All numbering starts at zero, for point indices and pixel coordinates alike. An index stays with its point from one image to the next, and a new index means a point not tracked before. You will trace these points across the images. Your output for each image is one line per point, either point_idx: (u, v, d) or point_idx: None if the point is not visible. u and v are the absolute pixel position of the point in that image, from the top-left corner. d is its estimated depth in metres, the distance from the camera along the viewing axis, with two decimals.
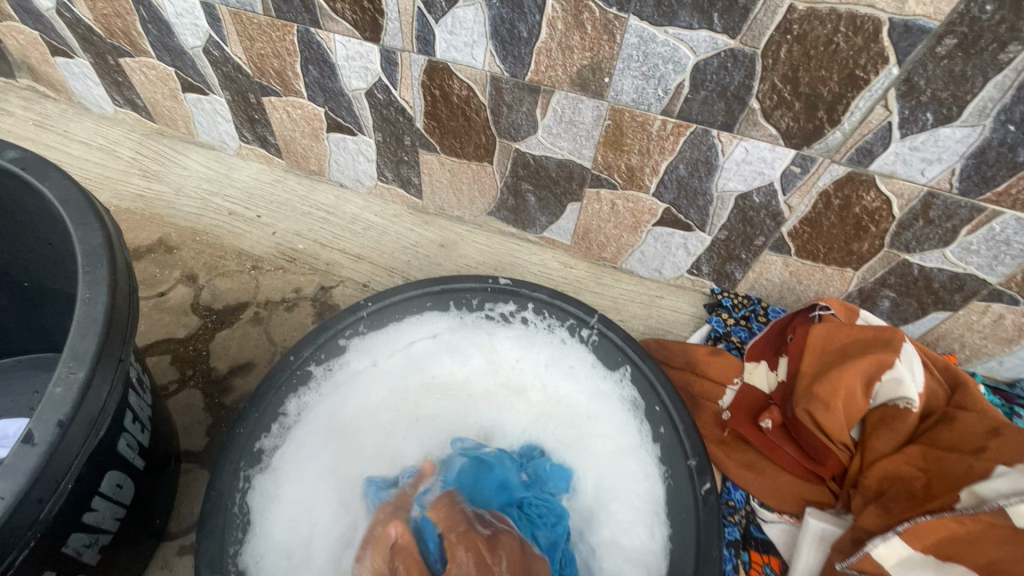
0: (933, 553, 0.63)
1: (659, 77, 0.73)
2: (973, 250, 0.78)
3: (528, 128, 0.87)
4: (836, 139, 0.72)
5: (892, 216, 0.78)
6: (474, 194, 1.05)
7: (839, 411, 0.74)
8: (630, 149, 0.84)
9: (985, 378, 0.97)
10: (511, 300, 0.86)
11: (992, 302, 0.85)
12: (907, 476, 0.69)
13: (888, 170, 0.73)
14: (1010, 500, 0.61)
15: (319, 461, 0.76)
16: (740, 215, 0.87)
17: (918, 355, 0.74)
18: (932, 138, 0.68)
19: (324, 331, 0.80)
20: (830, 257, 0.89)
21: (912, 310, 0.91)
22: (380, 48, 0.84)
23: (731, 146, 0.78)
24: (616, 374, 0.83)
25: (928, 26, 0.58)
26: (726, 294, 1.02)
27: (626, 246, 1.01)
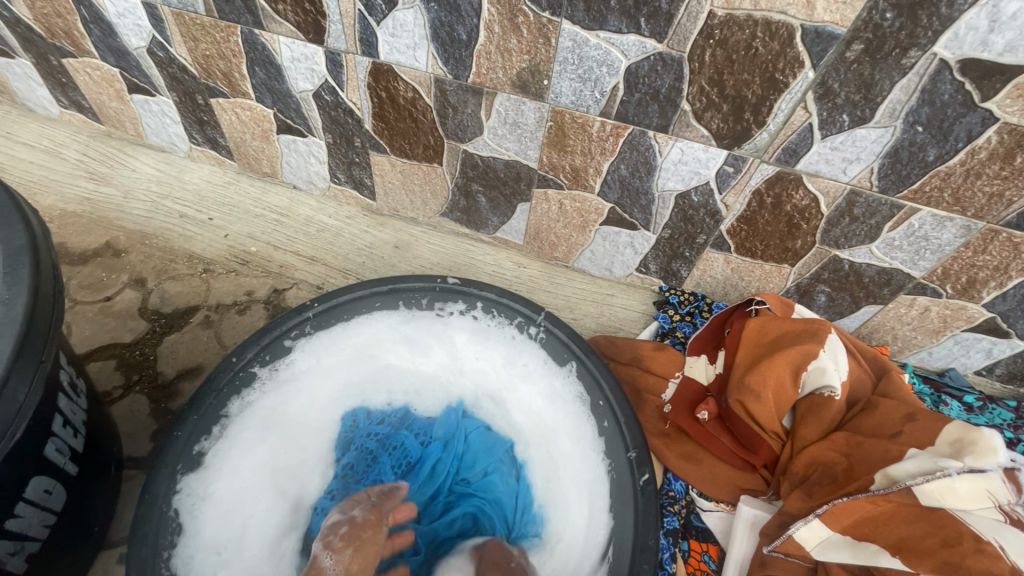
0: (850, 533, 0.66)
1: (594, 80, 0.75)
2: (896, 246, 0.82)
3: (475, 130, 0.89)
4: (763, 139, 0.75)
5: (820, 214, 0.82)
6: (427, 196, 1.06)
7: (769, 400, 0.76)
8: (573, 150, 0.86)
9: (917, 369, 1.01)
10: (460, 300, 0.88)
11: (917, 296, 0.89)
12: (831, 461, 0.72)
13: (813, 169, 0.76)
14: (916, 480, 0.65)
15: (253, 454, 0.75)
16: (681, 214, 0.90)
17: (843, 346, 0.78)
18: (850, 139, 0.71)
19: (269, 332, 0.81)
20: (768, 254, 0.92)
21: (846, 305, 0.95)
22: (325, 50, 0.85)
23: (668, 146, 0.80)
24: (564, 370, 0.84)
25: (837, 32, 0.62)
26: (673, 291, 1.04)
27: (576, 246, 1.03)
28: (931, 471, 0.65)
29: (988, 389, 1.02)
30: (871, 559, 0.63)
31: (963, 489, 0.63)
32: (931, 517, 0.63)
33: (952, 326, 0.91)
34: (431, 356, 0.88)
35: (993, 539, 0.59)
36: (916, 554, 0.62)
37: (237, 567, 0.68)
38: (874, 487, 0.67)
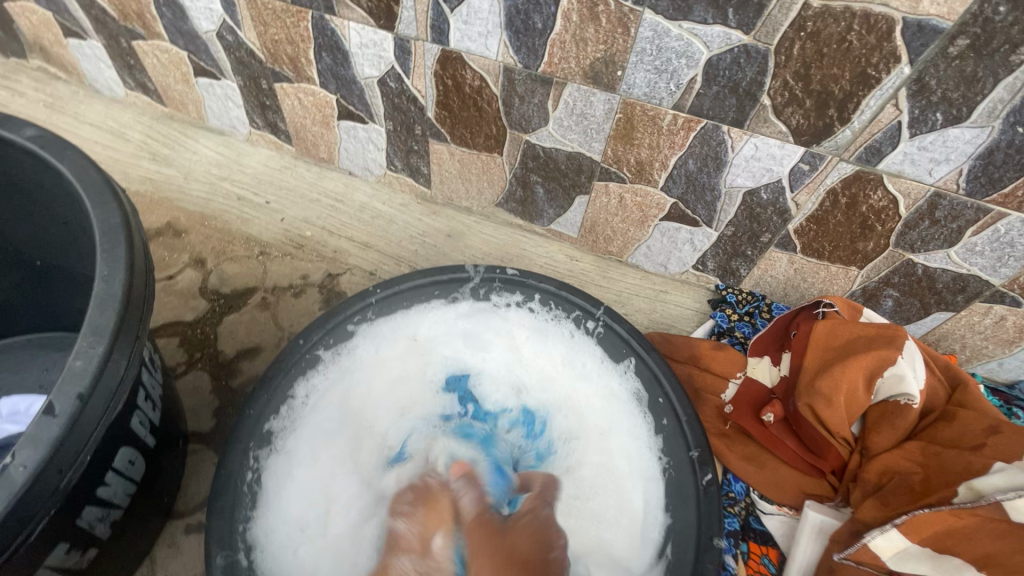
0: (935, 545, 0.64)
1: (671, 72, 0.74)
2: (977, 251, 0.79)
3: (539, 120, 0.88)
4: (846, 137, 0.72)
5: (897, 215, 0.79)
6: (483, 185, 1.05)
7: (842, 406, 0.74)
8: (640, 143, 0.85)
9: (984, 380, 0.98)
10: (518, 291, 0.90)
11: (994, 304, 0.85)
12: (906, 471, 0.71)
13: (896, 169, 0.74)
14: (1008, 494, 0.62)
15: (332, 442, 0.79)
16: (747, 211, 0.88)
17: (918, 354, 0.75)
18: (941, 139, 0.68)
19: (332, 317, 0.83)
20: (835, 256, 0.89)
21: (914, 310, 0.92)
22: (394, 37, 0.85)
23: (741, 142, 0.78)
24: (621, 366, 0.85)
25: (941, 25, 0.59)
26: (730, 290, 1.03)
27: (633, 240, 1.02)
28: (1021, 486, 0.63)
29: None
30: (954, 573, 0.62)
31: None
32: (1020, 533, 0.61)
33: None
34: (488, 344, 0.90)
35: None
36: (1002, 568, 0.60)
37: (323, 543, 0.72)
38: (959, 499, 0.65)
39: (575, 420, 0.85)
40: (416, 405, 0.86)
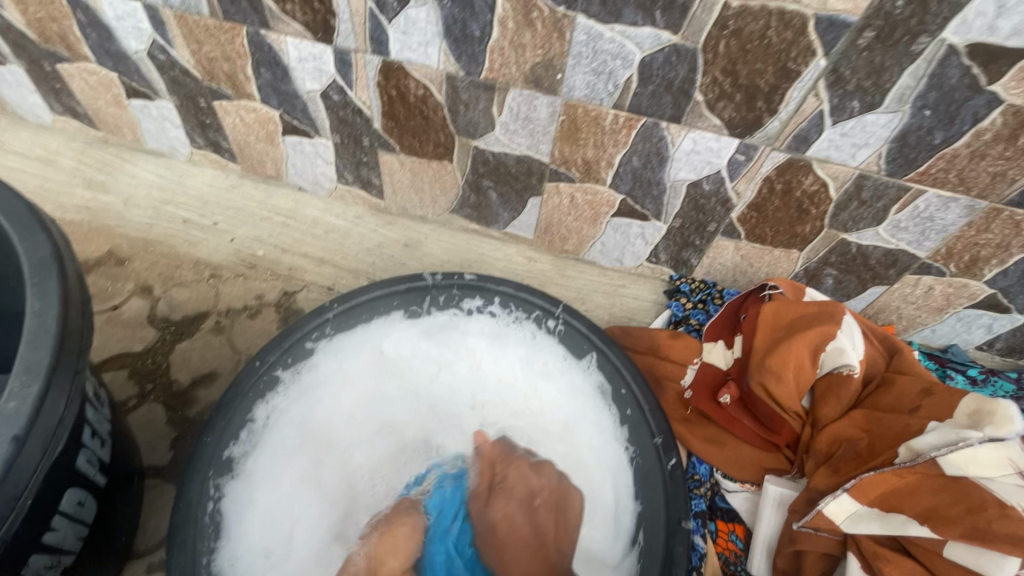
0: (881, 505, 0.68)
1: (608, 73, 0.76)
2: (902, 227, 0.85)
3: (486, 125, 0.89)
4: (775, 127, 0.77)
5: (828, 198, 0.84)
6: (436, 193, 1.05)
7: (790, 381, 0.77)
8: (585, 143, 0.87)
9: (920, 346, 1.04)
10: (478, 295, 0.91)
11: (922, 275, 0.92)
12: (853, 438, 0.74)
13: (822, 155, 0.78)
14: (941, 451, 0.66)
15: (295, 463, 0.78)
16: (692, 203, 0.92)
17: (857, 327, 0.79)
18: (860, 124, 0.73)
19: (290, 335, 0.82)
20: (777, 239, 0.94)
21: (853, 287, 0.97)
22: (333, 49, 0.84)
23: (680, 137, 0.82)
24: (583, 361, 0.88)
25: (849, 20, 0.63)
26: (683, 280, 1.06)
27: (587, 238, 1.04)
28: (952, 441, 0.67)
29: (988, 363, 1.04)
30: (898, 529, 0.65)
31: (985, 456, 0.65)
32: (955, 486, 0.65)
33: (955, 303, 0.94)
34: (452, 351, 0.91)
35: (1018, 504, 0.61)
36: (940, 519, 0.64)
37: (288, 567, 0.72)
38: (901, 459, 0.69)
39: (541, 418, 0.87)
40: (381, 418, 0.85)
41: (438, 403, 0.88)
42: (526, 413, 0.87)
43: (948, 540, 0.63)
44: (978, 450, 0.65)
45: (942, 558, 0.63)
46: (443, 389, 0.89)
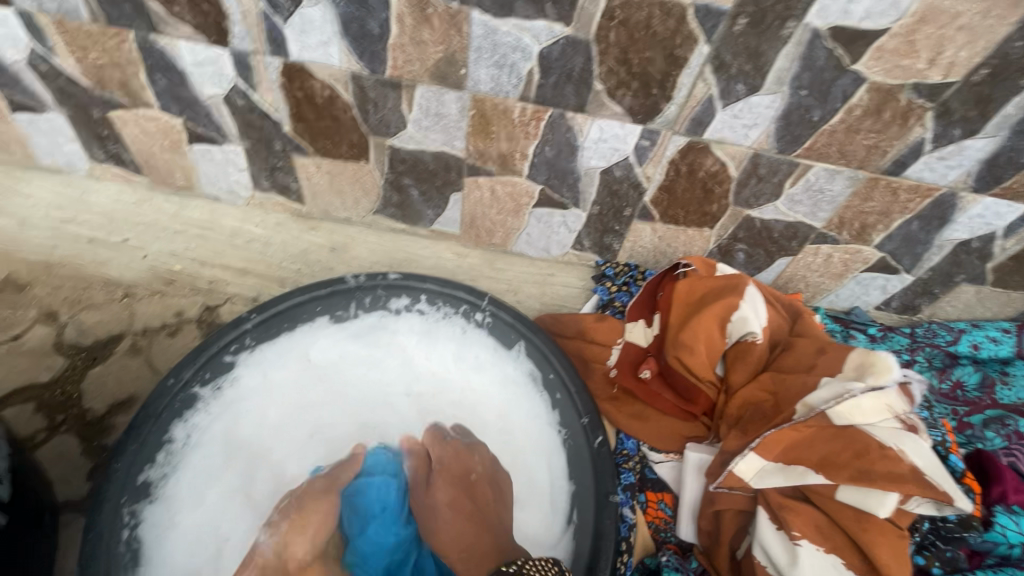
0: (784, 459, 0.73)
1: (509, 66, 0.77)
2: (797, 201, 0.91)
3: (398, 123, 0.89)
4: (672, 112, 0.80)
5: (729, 176, 0.89)
6: (358, 195, 1.04)
7: (702, 352, 0.80)
8: (498, 136, 0.88)
9: (828, 311, 1.12)
10: (404, 294, 0.91)
11: (821, 244, 0.98)
12: (760, 400, 0.78)
13: (719, 137, 0.83)
14: (829, 404, 0.71)
15: (219, 479, 0.76)
16: (606, 189, 0.95)
17: (758, 294, 0.82)
18: (747, 106, 0.78)
19: (205, 350, 0.79)
20: (689, 219, 0.98)
21: (762, 259, 1.04)
22: (230, 52, 0.81)
23: (587, 126, 0.84)
24: (513, 351, 0.89)
25: (723, 8, 0.67)
26: (608, 264, 1.09)
27: (513, 230, 1.06)
28: (840, 394, 0.71)
29: (887, 321, 1.11)
30: (800, 479, 0.71)
31: (867, 404, 0.69)
32: (844, 434, 0.70)
33: (852, 268, 1.02)
34: (383, 351, 0.90)
35: (894, 446, 0.67)
36: (832, 466, 0.70)
37: None
38: (796, 415, 0.73)
39: (477, 409, 0.87)
40: (313, 424, 0.84)
41: (372, 404, 0.87)
42: (462, 406, 0.88)
43: (840, 484, 0.69)
44: (859, 399, 0.70)
45: (836, 501, 0.69)
46: (377, 389, 0.88)
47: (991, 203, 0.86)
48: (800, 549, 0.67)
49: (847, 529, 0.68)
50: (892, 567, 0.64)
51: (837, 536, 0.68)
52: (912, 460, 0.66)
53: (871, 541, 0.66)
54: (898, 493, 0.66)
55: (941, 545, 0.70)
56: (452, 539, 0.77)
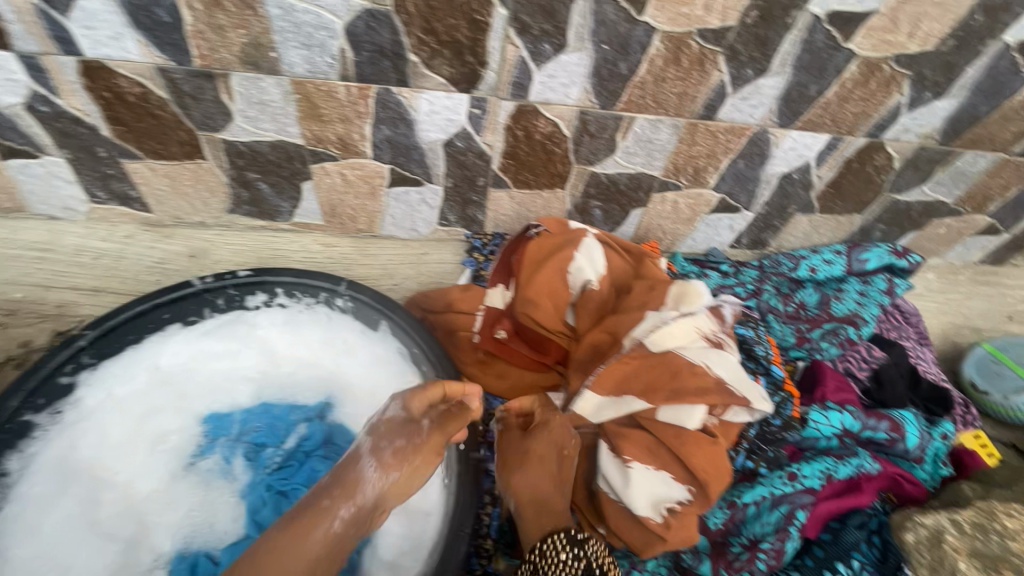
0: (614, 389, 0.77)
1: (318, 45, 0.77)
2: (632, 153, 0.96)
3: (224, 116, 0.86)
4: (492, 77, 0.83)
5: (564, 136, 0.92)
6: (206, 195, 1.00)
7: (545, 305, 0.84)
8: (330, 119, 0.87)
9: (688, 255, 1.19)
10: (258, 290, 0.88)
11: (665, 192, 1.04)
12: (598, 341, 0.83)
13: (543, 98, 0.86)
14: (647, 334, 0.78)
15: (61, 506, 0.73)
16: (454, 161, 0.96)
17: (597, 243, 0.89)
18: (559, 65, 0.81)
19: (34, 374, 0.74)
20: (540, 182, 1.01)
21: (618, 214, 1.09)
22: (16, 55, 0.76)
23: (415, 99, 0.85)
24: (378, 331, 0.89)
25: None
26: (476, 237, 1.12)
27: (375, 214, 1.06)
28: (657, 324, 0.79)
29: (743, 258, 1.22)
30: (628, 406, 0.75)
31: (676, 329, 0.78)
32: (662, 359, 0.76)
33: (699, 212, 1.09)
34: (244, 350, 0.88)
35: (700, 362, 0.75)
36: (652, 390, 0.75)
37: None
38: (624, 348, 0.80)
39: (344, 393, 0.88)
40: (168, 435, 0.82)
41: (232, 403, 0.86)
42: (330, 391, 0.88)
43: (659, 406, 0.74)
44: (671, 325, 0.78)
45: (657, 422, 0.74)
46: (239, 389, 0.87)
47: (798, 136, 0.94)
48: (630, 471, 0.72)
49: (669, 445, 0.72)
50: (706, 470, 0.70)
51: (664, 454, 0.73)
52: (716, 372, 0.75)
53: (688, 450, 0.71)
54: (704, 404, 0.73)
55: (764, 446, 0.79)
56: (526, 490, 0.72)
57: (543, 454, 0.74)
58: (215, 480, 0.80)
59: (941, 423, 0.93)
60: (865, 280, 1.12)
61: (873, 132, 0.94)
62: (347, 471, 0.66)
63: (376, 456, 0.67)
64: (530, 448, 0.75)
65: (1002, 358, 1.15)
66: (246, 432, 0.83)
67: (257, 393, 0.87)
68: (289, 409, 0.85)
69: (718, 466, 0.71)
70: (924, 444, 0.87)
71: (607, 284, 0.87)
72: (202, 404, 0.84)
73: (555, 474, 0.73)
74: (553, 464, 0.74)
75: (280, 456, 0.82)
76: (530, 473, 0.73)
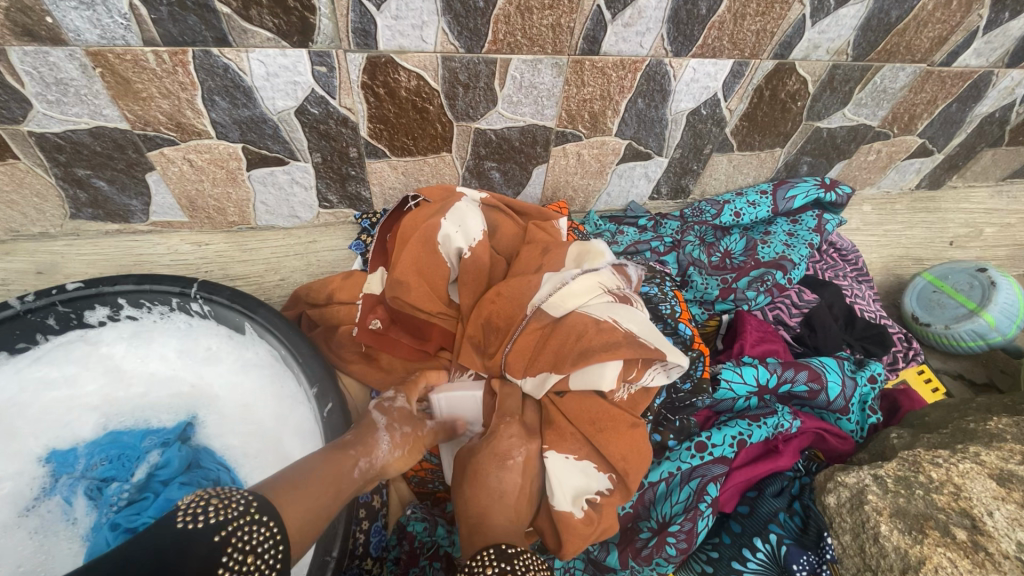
0: (529, 368, 0.66)
1: (101, 3, 0.64)
2: (516, 101, 0.85)
3: (19, 104, 0.72)
4: (328, 25, 0.70)
5: (434, 90, 0.81)
6: (36, 201, 0.87)
7: (417, 285, 0.73)
8: (151, 95, 0.74)
9: (604, 211, 1.11)
10: (97, 304, 0.75)
11: (565, 144, 0.94)
12: (491, 309, 0.71)
13: (396, 45, 0.74)
14: (544, 296, 0.67)
15: None
16: (315, 131, 0.84)
17: (475, 208, 0.79)
18: (402, 3, 0.69)
19: None
20: (422, 147, 0.90)
21: (520, 174, 0.99)
22: None
23: (244, 61, 0.72)
24: (246, 334, 0.78)
25: None
26: (366, 216, 1.01)
27: (243, 202, 0.94)
28: (556, 285, 0.67)
29: (665, 209, 1.13)
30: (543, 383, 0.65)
31: (575, 287, 0.66)
32: (562, 326, 0.64)
33: (608, 163, 0.99)
34: (89, 375, 0.77)
35: (607, 317, 0.62)
36: (562, 359, 0.64)
37: None
38: (525, 317, 0.67)
39: (214, 408, 0.78)
40: None
41: (75, 435, 0.74)
42: (198, 408, 0.78)
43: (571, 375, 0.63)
44: (571, 284, 0.66)
45: (577, 400, 0.64)
46: (84, 420, 0.75)
47: (697, 65, 0.84)
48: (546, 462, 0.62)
49: (584, 430, 0.63)
50: (626, 458, 0.62)
51: (579, 440, 0.64)
52: (626, 327, 0.62)
53: (605, 440, 0.62)
54: (616, 359, 0.60)
55: (672, 417, 0.74)
56: (472, 502, 0.59)
57: (498, 461, 0.60)
58: (54, 525, 0.68)
59: (868, 366, 0.89)
60: (794, 220, 1.07)
61: (780, 52, 0.85)
62: (366, 430, 0.62)
63: (390, 432, 0.63)
64: (489, 452, 0.61)
65: (942, 286, 1.10)
66: (89, 468, 0.71)
67: (107, 421, 0.75)
68: (142, 435, 0.74)
69: (638, 448, 0.63)
70: (846, 392, 0.84)
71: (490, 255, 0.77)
72: (37, 442, 0.72)
73: (508, 490, 0.59)
74: (513, 471, 0.60)
75: (128, 490, 0.69)
76: (487, 481, 0.59)
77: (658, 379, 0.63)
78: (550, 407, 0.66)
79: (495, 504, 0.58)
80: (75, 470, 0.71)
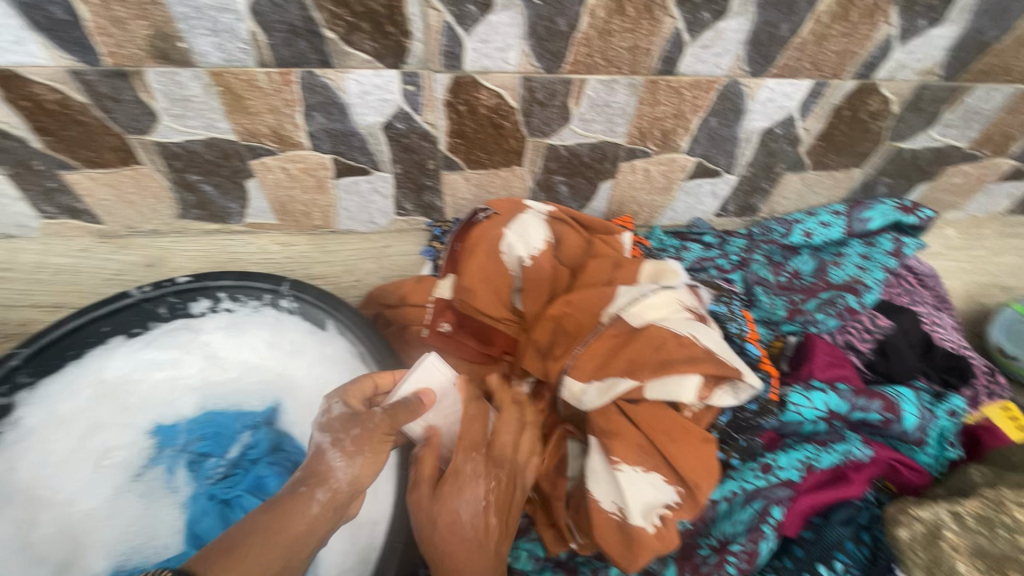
0: (597, 373, 0.72)
1: (226, 30, 0.71)
2: (590, 119, 0.87)
3: (149, 117, 0.82)
4: (420, 48, 0.75)
5: (511, 108, 0.85)
6: (152, 202, 0.97)
7: (484, 291, 0.80)
8: (258, 111, 0.82)
9: (668, 227, 1.11)
10: (201, 297, 0.84)
11: (633, 160, 0.96)
12: (559, 317, 0.77)
13: (480, 66, 0.78)
14: (624, 307, 0.75)
15: None
16: (398, 144, 0.90)
17: (540, 220, 0.85)
18: (490, 28, 0.74)
19: None
20: (495, 161, 0.94)
21: (587, 187, 1.01)
22: None
23: (342, 81, 0.79)
24: (326, 330, 0.84)
25: None
26: (437, 225, 1.07)
27: (327, 208, 1.01)
28: (636, 296, 0.75)
29: (729, 227, 1.13)
30: (610, 388, 0.69)
31: (653, 300, 0.74)
32: (640, 335, 0.71)
33: (675, 179, 1.00)
34: (190, 359, 0.85)
35: (687, 333, 0.70)
36: (638, 366, 0.70)
37: None
38: (601, 325, 0.75)
39: (295, 397, 0.84)
40: (110, 451, 0.78)
41: (177, 413, 0.82)
42: (280, 396, 0.85)
43: (647, 384, 0.69)
44: (650, 297, 0.74)
45: (649, 406, 0.68)
46: (184, 399, 0.83)
47: (775, 85, 0.84)
48: (619, 475, 0.65)
49: (658, 444, 0.66)
50: (696, 472, 0.65)
51: (653, 453, 0.66)
52: (704, 343, 0.70)
53: (676, 449, 0.66)
54: (696, 372, 0.67)
55: (736, 436, 0.77)
56: (453, 525, 0.61)
57: (466, 489, 0.63)
58: (157, 492, 0.76)
59: (947, 400, 0.86)
60: (868, 241, 1.05)
61: (863, 73, 0.83)
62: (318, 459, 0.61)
63: (339, 447, 0.62)
64: (467, 476, 0.64)
65: None
66: (188, 443, 0.79)
67: (203, 402, 0.84)
68: (234, 417, 0.82)
69: (706, 463, 0.67)
70: (923, 425, 0.81)
71: (556, 267, 0.83)
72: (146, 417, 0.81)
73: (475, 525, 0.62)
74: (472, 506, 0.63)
75: (224, 466, 0.78)
76: (461, 506, 0.62)
77: (727, 395, 0.69)
78: (614, 417, 0.68)
79: (472, 531, 0.62)
80: (175, 445, 0.79)
